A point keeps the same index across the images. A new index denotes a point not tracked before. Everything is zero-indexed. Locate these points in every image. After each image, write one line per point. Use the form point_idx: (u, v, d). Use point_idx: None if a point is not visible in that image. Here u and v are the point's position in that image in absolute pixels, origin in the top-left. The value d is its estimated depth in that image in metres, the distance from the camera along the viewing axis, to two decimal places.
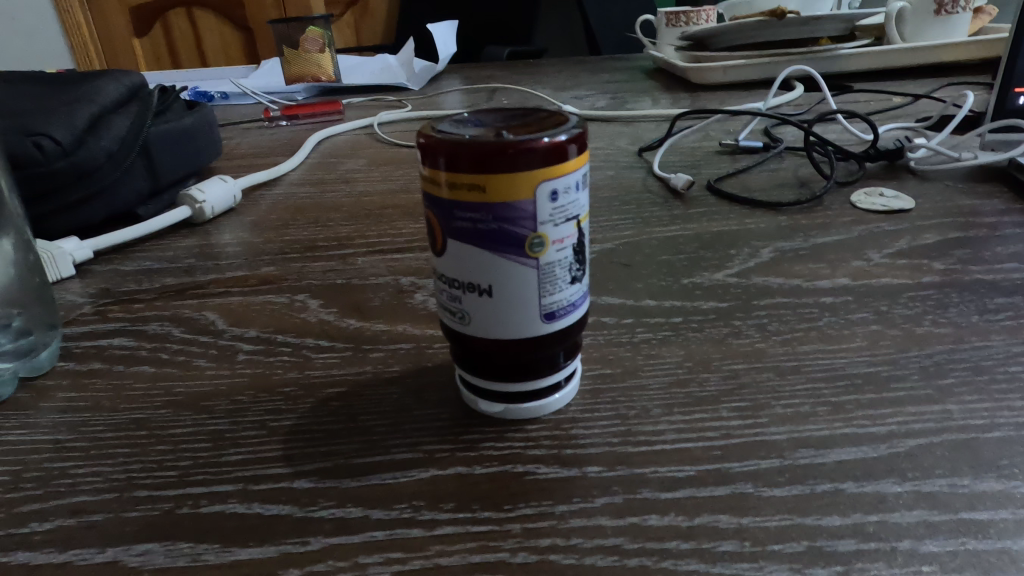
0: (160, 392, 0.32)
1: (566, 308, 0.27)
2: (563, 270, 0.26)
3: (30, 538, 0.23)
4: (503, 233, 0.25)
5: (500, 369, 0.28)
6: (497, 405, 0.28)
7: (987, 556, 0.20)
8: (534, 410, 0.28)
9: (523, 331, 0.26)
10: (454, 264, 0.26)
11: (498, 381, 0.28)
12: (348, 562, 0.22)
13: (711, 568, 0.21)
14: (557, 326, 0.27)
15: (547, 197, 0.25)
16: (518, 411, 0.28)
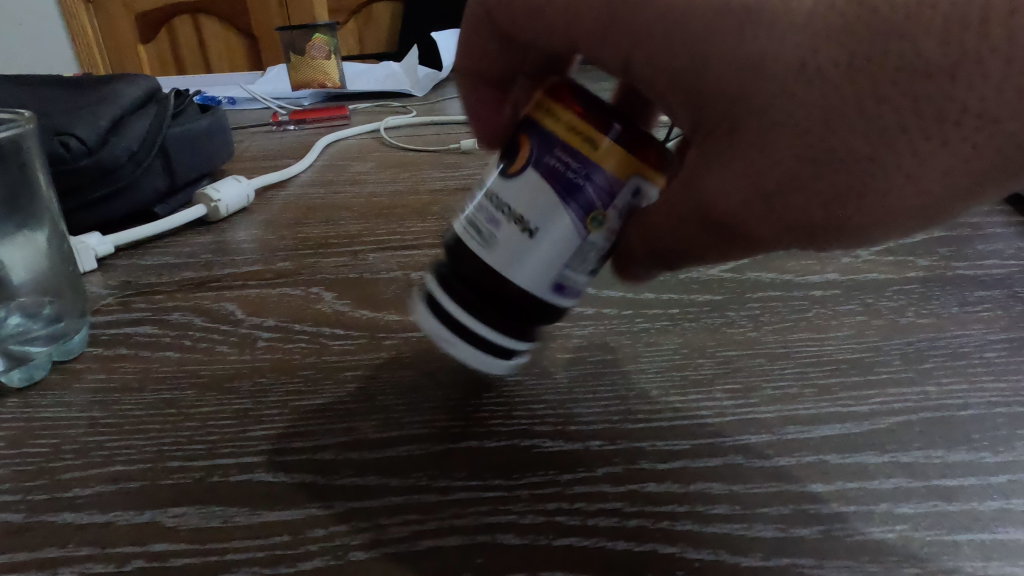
0: (186, 374, 0.34)
1: (574, 290, 0.29)
2: (594, 257, 0.28)
3: (74, 501, 0.25)
4: (577, 189, 0.27)
5: (487, 311, 0.28)
6: (465, 352, 0.29)
7: (955, 516, 0.22)
8: (480, 363, 0.29)
9: (535, 284, 0.28)
10: (518, 188, 0.27)
11: (480, 328, 0.28)
12: (369, 522, 0.24)
13: (704, 527, 0.23)
14: (557, 299, 0.29)
15: (630, 191, 0.27)
16: (482, 363, 0.29)
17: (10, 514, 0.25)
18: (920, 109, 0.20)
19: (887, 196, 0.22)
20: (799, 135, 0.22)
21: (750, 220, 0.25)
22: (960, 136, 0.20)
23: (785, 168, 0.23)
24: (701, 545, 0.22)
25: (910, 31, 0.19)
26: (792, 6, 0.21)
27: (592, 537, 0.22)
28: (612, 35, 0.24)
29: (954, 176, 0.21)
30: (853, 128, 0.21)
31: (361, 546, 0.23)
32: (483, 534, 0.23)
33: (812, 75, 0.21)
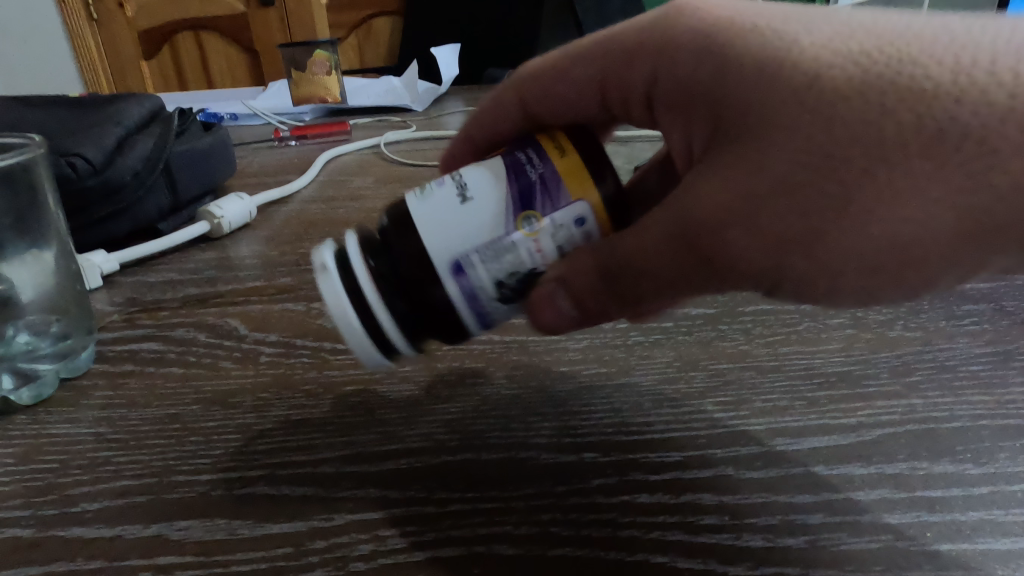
0: (190, 390, 0.34)
1: (472, 295, 0.28)
2: (506, 261, 0.28)
3: (82, 515, 0.26)
4: (528, 185, 0.28)
5: (394, 300, 0.29)
6: (359, 338, 0.29)
7: (937, 527, 0.23)
8: (353, 332, 0.29)
9: (445, 263, 0.28)
10: (479, 168, 0.29)
11: (384, 317, 0.29)
12: (369, 534, 0.24)
13: (694, 537, 0.23)
14: (452, 293, 0.28)
15: (574, 217, 0.28)
16: (368, 353, 0.30)
17: (19, 529, 0.25)
18: (924, 126, 0.23)
19: (873, 209, 0.24)
20: (801, 143, 0.25)
21: (733, 224, 0.26)
22: (957, 160, 0.23)
23: (784, 169, 0.25)
24: (691, 555, 0.23)
25: (917, 62, 0.24)
26: (810, 38, 0.26)
27: (585, 547, 0.23)
28: (641, 59, 0.31)
29: (923, 208, 0.24)
30: (855, 137, 0.24)
31: (361, 557, 0.23)
32: (479, 545, 0.24)
33: (824, 86, 0.25)
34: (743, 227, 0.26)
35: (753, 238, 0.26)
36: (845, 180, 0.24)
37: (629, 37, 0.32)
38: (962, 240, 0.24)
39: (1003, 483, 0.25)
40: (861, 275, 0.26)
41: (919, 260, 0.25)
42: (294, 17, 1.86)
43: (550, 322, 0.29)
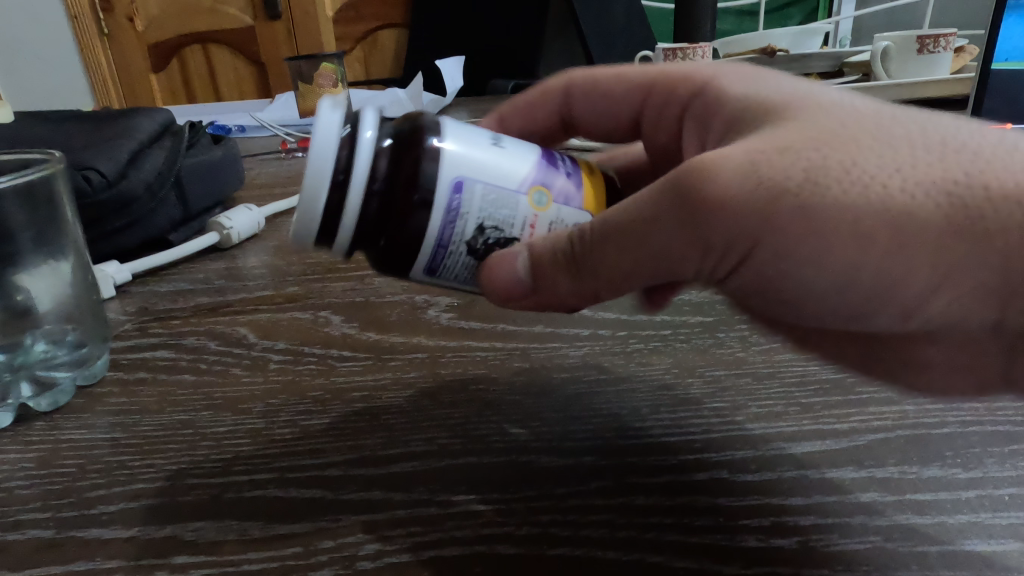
0: (202, 396, 0.35)
1: (448, 219, 0.29)
2: (497, 216, 0.30)
3: (99, 517, 0.27)
4: (554, 176, 0.31)
5: (372, 189, 0.30)
6: (314, 206, 0.29)
7: (925, 529, 0.24)
8: (319, 205, 0.29)
9: (450, 171, 0.29)
10: (518, 142, 0.32)
11: (352, 199, 0.29)
12: (375, 534, 0.25)
13: (689, 537, 0.24)
14: (437, 202, 0.29)
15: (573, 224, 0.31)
16: (309, 222, 0.29)
17: (40, 530, 0.26)
18: (926, 139, 0.24)
19: (870, 181, 0.23)
20: (809, 129, 0.25)
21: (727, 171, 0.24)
22: (955, 162, 0.23)
23: (789, 141, 0.24)
24: (686, 555, 0.23)
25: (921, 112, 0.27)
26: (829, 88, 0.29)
27: (582, 547, 0.24)
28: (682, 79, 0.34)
29: (918, 192, 0.23)
30: (862, 134, 0.24)
31: (367, 556, 0.24)
32: (481, 545, 0.24)
33: (837, 106, 0.26)
34: (734, 174, 0.23)
35: (742, 187, 0.23)
36: (844, 153, 0.24)
37: (653, 69, 0.36)
38: (945, 236, 0.22)
39: (992, 486, 0.26)
40: (841, 261, 0.23)
41: (902, 253, 0.23)
42: (301, 30, 1.89)
43: (502, 283, 0.30)
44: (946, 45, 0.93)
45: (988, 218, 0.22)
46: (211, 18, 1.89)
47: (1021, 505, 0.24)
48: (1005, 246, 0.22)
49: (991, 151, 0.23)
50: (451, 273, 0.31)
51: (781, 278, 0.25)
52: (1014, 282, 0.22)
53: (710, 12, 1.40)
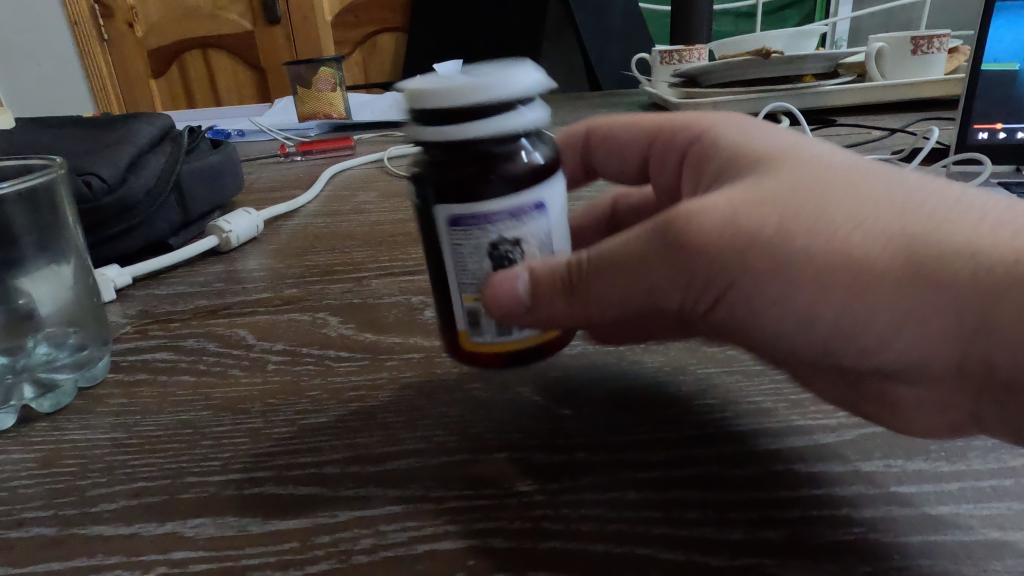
0: (201, 396, 0.36)
1: (508, 218, 0.29)
2: (532, 249, 0.30)
3: (101, 514, 0.27)
4: None
5: (498, 140, 0.28)
6: (461, 100, 0.27)
7: (908, 520, 0.24)
8: (474, 98, 0.27)
9: (543, 193, 0.30)
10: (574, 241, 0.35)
11: (485, 125, 0.27)
12: (370, 529, 0.26)
13: (678, 530, 0.25)
14: (517, 197, 0.29)
15: None
16: (441, 101, 0.27)
17: (43, 528, 0.27)
18: (900, 200, 0.25)
19: (835, 237, 0.24)
20: (791, 183, 0.26)
21: (703, 221, 0.25)
22: (920, 225, 0.24)
23: (769, 194, 0.25)
24: (674, 547, 0.24)
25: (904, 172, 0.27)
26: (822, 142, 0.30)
27: (573, 541, 0.24)
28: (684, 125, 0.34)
29: (878, 250, 0.23)
30: (841, 191, 0.25)
31: (363, 550, 0.25)
32: (474, 538, 0.25)
33: (823, 161, 0.27)
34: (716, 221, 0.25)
35: (724, 233, 0.25)
36: (815, 209, 0.24)
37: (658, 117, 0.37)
38: (896, 292, 0.23)
39: (974, 478, 0.26)
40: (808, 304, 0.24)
41: (865, 299, 0.23)
42: (300, 35, 1.89)
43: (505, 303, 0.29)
44: (940, 46, 0.93)
45: (944, 273, 0.23)
46: (210, 23, 1.89)
47: (1003, 497, 0.25)
48: (951, 307, 0.23)
49: (952, 216, 0.24)
50: (451, 251, 0.30)
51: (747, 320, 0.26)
52: (970, 328, 0.23)
53: (707, 15, 1.41)
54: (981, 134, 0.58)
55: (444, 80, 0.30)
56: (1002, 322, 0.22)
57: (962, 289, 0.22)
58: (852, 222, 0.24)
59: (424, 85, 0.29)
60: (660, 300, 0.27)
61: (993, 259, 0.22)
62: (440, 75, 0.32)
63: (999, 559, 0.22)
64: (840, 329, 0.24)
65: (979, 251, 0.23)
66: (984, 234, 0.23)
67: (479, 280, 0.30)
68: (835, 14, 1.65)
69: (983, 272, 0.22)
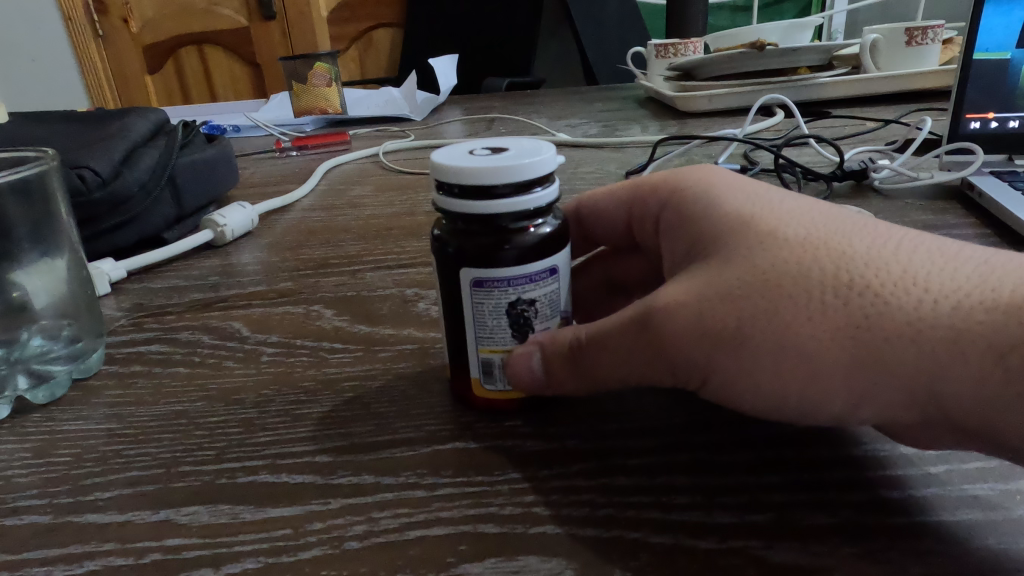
0: (195, 388, 0.36)
1: (525, 282, 0.30)
2: (542, 310, 0.31)
3: (95, 503, 0.28)
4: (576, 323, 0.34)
5: (515, 217, 0.29)
6: (484, 178, 0.28)
7: (894, 502, 0.25)
8: (492, 177, 0.28)
9: (556, 258, 0.30)
10: None
11: (505, 204, 0.28)
12: (363, 516, 0.26)
13: (667, 514, 0.25)
14: (532, 264, 0.29)
15: None
16: (466, 180, 0.28)
17: (37, 515, 0.27)
18: (862, 273, 0.25)
19: (799, 324, 0.24)
20: (757, 261, 0.25)
21: (671, 314, 0.25)
22: (881, 304, 0.24)
23: (735, 278, 0.25)
24: (663, 530, 0.24)
25: (871, 230, 0.27)
26: (795, 198, 0.29)
27: (564, 525, 0.25)
28: (660, 183, 0.33)
29: (840, 336, 0.23)
30: (807, 270, 0.25)
31: (355, 536, 0.25)
32: (466, 524, 0.25)
33: (790, 229, 0.27)
34: (678, 314, 0.25)
35: (685, 329, 0.25)
36: (781, 296, 0.24)
37: (638, 177, 0.35)
38: (856, 374, 0.23)
39: (960, 461, 0.26)
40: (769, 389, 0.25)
41: (824, 385, 0.24)
42: (295, 30, 1.89)
43: (519, 374, 0.30)
44: (933, 37, 0.94)
45: (893, 353, 0.23)
46: (205, 19, 1.89)
47: (987, 478, 0.25)
48: (910, 384, 0.23)
49: (913, 292, 0.24)
50: (471, 309, 0.30)
51: (724, 399, 0.27)
52: (920, 400, 0.23)
53: (702, 7, 1.41)
54: (973, 124, 0.59)
55: (471, 152, 0.30)
56: (949, 395, 0.22)
57: (919, 368, 0.23)
58: (807, 308, 0.24)
59: (451, 160, 0.29)
60: (634, 378, 0.28)
61: (937, 336, 0.23)
62: (469, 142, 0.32)
63: (983, 538, 0.23)
64: (804, 409, 0.25)
65: (924, 328, 0.23)
66: (931, 309, 0.23)
67: (494, 339, 0.30)
68: (831, 7, 1.65)
69: (928, 348, 0.23)
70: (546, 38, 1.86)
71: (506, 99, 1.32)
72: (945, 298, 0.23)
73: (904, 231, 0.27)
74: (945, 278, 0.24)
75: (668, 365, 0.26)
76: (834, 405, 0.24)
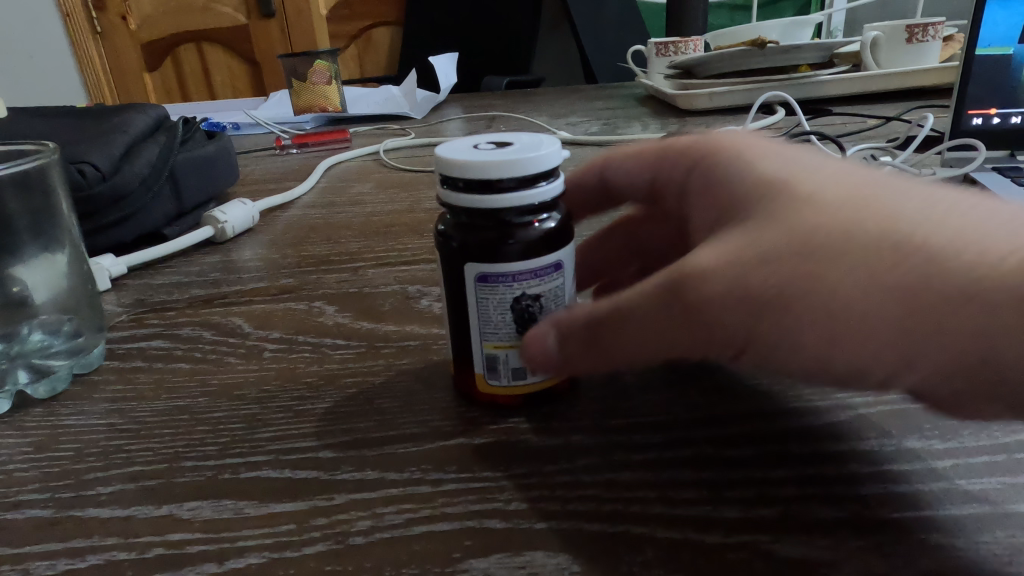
0: (197, 383, 0.36)
1: (530, 277, 0.29)
2: (547, 307, 0.30)
3: (97, 497, 0.27)
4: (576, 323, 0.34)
5: (520, 211, 0.28)
6: (489, 172, 0.27)
7: (902, 497, 0.24)
8: (497, 171, 0.27)
9: (561, 253, 0.30)
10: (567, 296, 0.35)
11: (510, 199, 0.28)
12: (367, 511, 0.26)
13: (673, 509, 0.25)
14: (536, 259, 0.29)
15: None
16: (470, 174, 0.28)
17: (39, 510, 0.27)
18: (912, 228, 0.23)
19: (840, 284, 0.22)
20: (796, 223, 0.24)
21: (701, 281, 0.24)
22: (936, 259, 0.21)
23: (773, 240, 0.24)
24: (669, 526, 0.24)
25: (915, 187, 0.25)
26: (831, 158, 0.28)
27: (570, 520, 0.25)
28: (685, 150, 0.32)
29: (888, 293, 0.22)
30: (851, 227, 0.23)
31: (360, 532, 0.25)
32: (471, 520, 0.25)
33: (830, 188, 0.25)
34: (715, 281, 0.24)
35: (723, 297, 0.24)
36: (824, 255, 0.23)
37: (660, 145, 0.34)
38: (906, 334, 0.22)
39: (967, 455, 0.26)
40: (812, 354, 0.23)
41: (868, 347, 0.22)
42: (295, 28, 1.88)
43: (534, 356, 0.29)
44: (934, 34, 0.94)
45: (948, 312, 0.21)
46: (204, 16, 1.88)
47: (994, 472, 0.25)
48: (965, 345, 0.21)
49: (971, 245, 0.22)
50: (475, 304, 0.30)
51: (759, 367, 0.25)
52: (976, 362, 0.21)
53: (702, 6, 1.41)
54: (975, 120, 0.58)
55: (475, 146, 0.30)
56: (1008, 357, 0.20)
57: (976, 328, 0.21)
58: (850, 268, 0.22)
59: (456, 154, 0.29)
60: (661, 352, 0.26)
61: (1001, 292, 0.20)
62: (472, 136, 0.32)
63: (990, 532, 0.23)
64: (847, 374, 0.23)
65: (986, 283, 0.21)
66: (995, 262, 0.21)
67: (498, 334, 0.30)
68: (830, 5, 1.65)
69: (988, 306, 0.20)
70: (546, 36, 1.86)
71: (507, 97, 1.31)
72: (1011, 252, 0.21)
73: (957, 187, 0.25)
74: (1020, 233, 0.22)
75: (704, 335, 0.25)
76: (878, 368, 0.22)
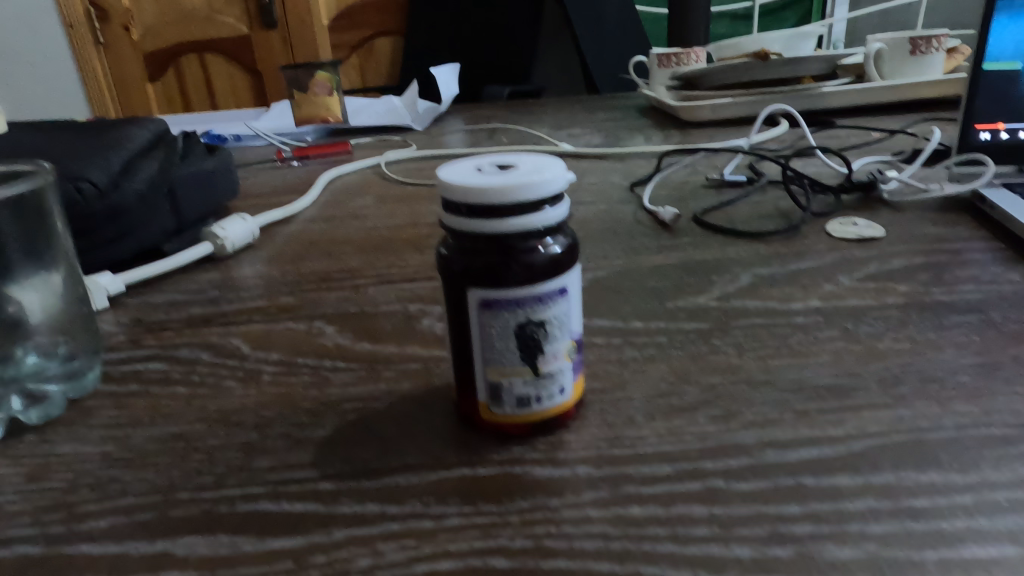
0: (194, 409, 0.35)
1: (534, 303, 0.29)
2: (552, 335, 0.30)
3: (89, 532, 0.27)
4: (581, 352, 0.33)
5: (525, 236, 0.28)
6: (492, 197, 0.27)
7: (922, 536, 0.24)
8: (501, 195, 0.27)
9: (567, 278, 0.30)
10: None
11: (514, 224, 0.27)
12: (368, 548, 0.25)
13: (684, 548, 0.24)
14: (541, 284, 0.29)
15: (565, 385, 0.31)
16: (472, 199, 0.27)
17: (29, 546, 0.26)
18: None
19: None
20: None
21: None
22: None
23: None
24: (680, 565, 0.23)
25: None
26: None
27: (578, 560, 0.24)
28: None
29: None
30: None
31: (360, 571, 0.24)
32: (475, 558, 0.24)
33: None
34: None
35: None
36: None
37: None
38: None
39: (987, 490, 0.25)
40: None
41: None
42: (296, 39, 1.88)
43: None
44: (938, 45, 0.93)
45: None
46: (207, 26, 1.89)
47: (1017, 509, 0.24)
48: None
49: None
50: (478, 330, 0.29)
51: None
52: None
53: (704, 19, 1.41)
54: (982, 134, 0.58)
55: (478, 169, 0.30)
56: None
57: None
58: None
59: (458, 178, 0.28)
60: None
61: None
62: (474, 158, 0.31)
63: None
64: None
65: None
66: None
67: (501, 361, 0.29)
68: (831, 17, 1.66)
69: None
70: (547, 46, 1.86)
71: (509, 109, 1.31)
72: None
73: None
74: None
75: None
76: None
